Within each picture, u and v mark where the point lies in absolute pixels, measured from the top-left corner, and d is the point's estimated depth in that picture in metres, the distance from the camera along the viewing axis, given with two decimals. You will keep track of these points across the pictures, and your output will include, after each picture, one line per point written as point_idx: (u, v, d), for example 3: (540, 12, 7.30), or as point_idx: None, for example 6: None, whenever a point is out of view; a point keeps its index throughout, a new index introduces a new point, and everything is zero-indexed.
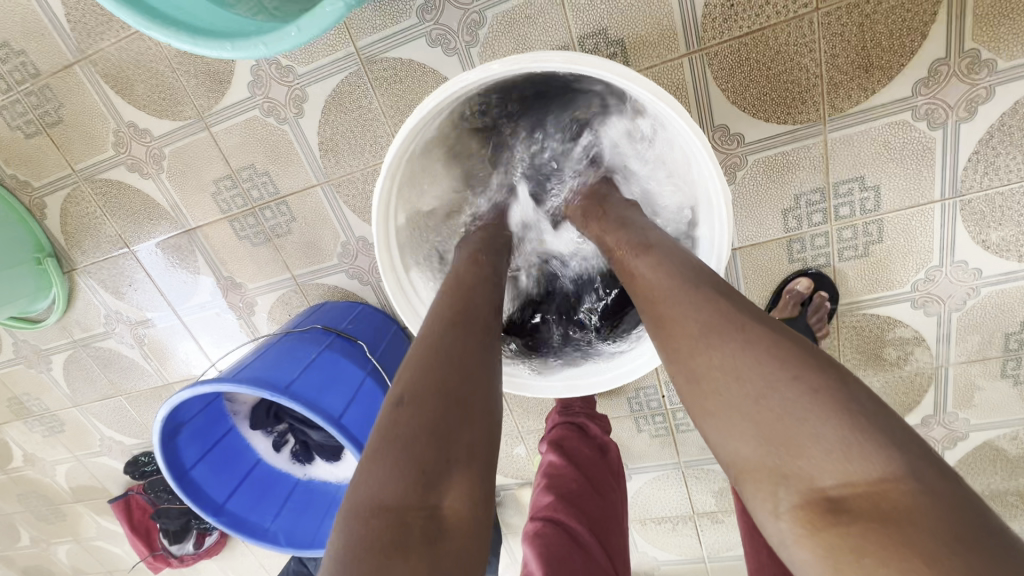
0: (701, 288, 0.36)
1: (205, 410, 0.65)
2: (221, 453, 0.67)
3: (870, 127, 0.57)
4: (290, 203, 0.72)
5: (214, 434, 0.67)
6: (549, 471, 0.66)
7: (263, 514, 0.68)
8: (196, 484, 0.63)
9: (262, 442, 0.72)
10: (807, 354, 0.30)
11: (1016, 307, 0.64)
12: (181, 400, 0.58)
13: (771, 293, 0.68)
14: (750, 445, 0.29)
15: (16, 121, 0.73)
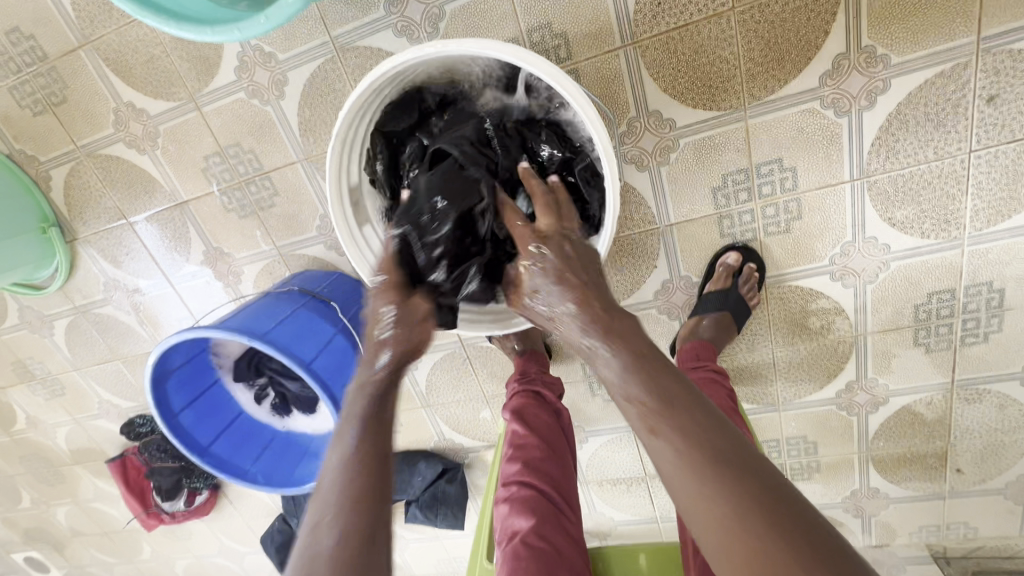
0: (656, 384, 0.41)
1: (193, 361, 0.72)
2: (207, 401, 0.75)
3: (785, 114, 0.64)
4: (273, 179, 0.79)
5: (200, 384, 0.74)
6: (514, 440, 0.72)
7: (243, 458, 0.75)
8: (184, 426, 0.71)
9: (244, 395, 0.79)
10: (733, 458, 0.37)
11: (922, 279, 0.71)
12: (170, 347, 0.65)
13: (705, 265, 0.76)
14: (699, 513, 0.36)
15: (24, 100, 0.80)
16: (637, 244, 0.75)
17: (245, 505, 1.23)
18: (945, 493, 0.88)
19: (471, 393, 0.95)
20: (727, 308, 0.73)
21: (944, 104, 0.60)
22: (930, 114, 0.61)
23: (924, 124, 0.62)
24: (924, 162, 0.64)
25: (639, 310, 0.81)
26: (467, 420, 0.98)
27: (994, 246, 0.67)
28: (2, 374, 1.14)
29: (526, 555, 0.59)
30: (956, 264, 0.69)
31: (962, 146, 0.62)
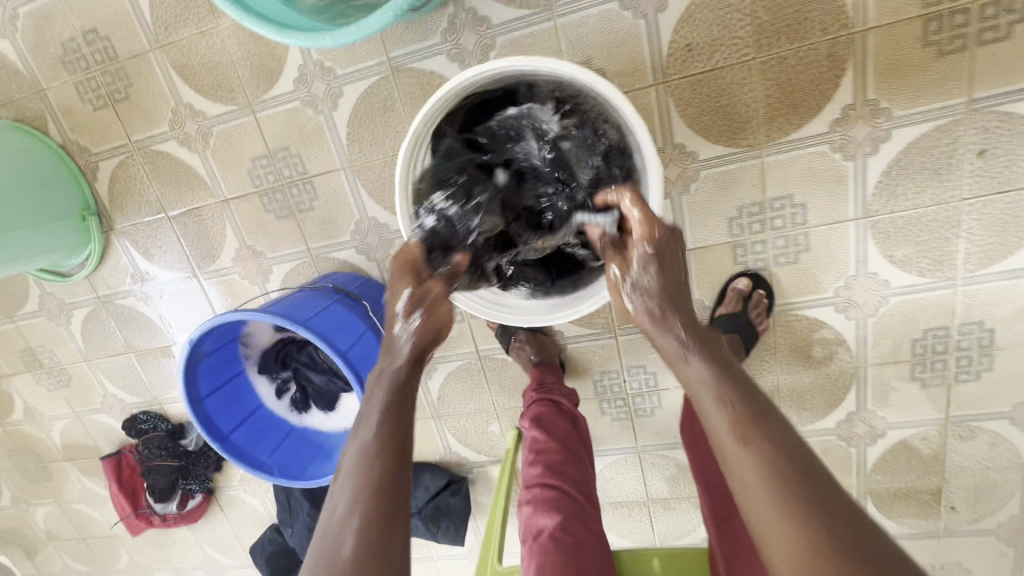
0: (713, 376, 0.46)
1: (222, 348, 0.74)
2: (230, 390, 0.76)
3: (797, 155, 0.70)
4: (315, 184, 0.84)
5: (226, 372, 0.76)
6: (534, 447, 0.73)
7: (261, 449, 0.76)
8: (207, 413, 0.72)
9: (266, 388, 0.81)
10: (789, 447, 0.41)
11: (919, 315, 0.76)
12: (208, 330, 0.67)
13: (718, 291, 0.80)
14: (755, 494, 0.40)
15: (88, 94, 0.85)
16: None
17: (237, 513, 1.20)
18: (939, 531, 0.90)
19: (481, 405, 0.97)
20: (738, 331, 0.77)
21: (939, 155, 0.67)
22: (927, 163, 0.68)
23: (921, 172, 0.69)
24: (921, 206, 0.70)
25: None
26: (475, 433, 0.99)
27: (984, 288, 0.73)
28: (9, 361, 1.13)
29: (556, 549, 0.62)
30: (950, 303, 0.75)
31: (955, 194, 0.69)
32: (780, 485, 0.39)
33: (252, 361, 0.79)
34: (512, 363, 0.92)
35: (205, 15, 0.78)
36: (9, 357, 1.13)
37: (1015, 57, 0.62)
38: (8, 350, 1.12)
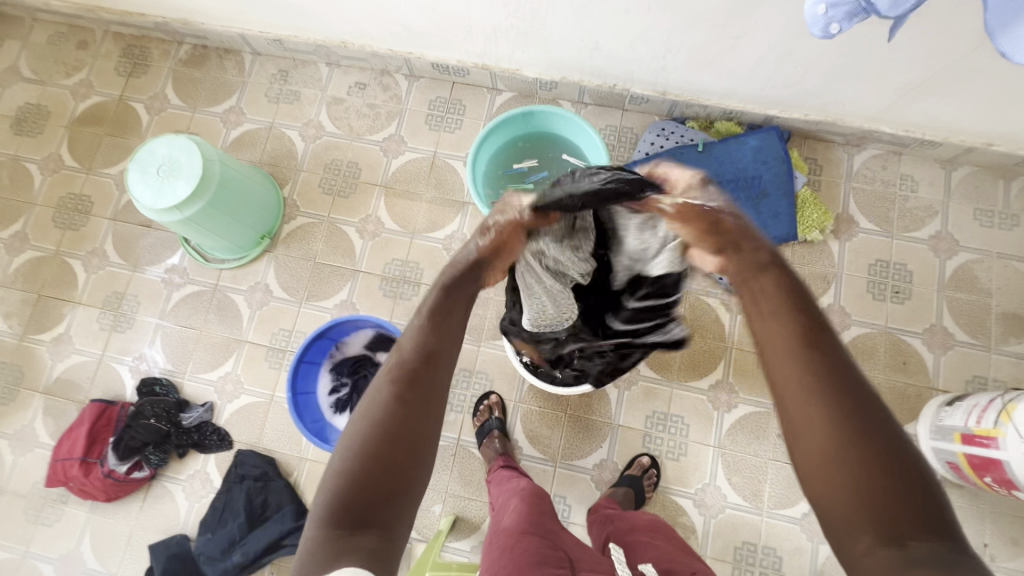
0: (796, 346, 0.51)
1: (331, 340, 1.14)
2: (309, 369, 1.14)
3: (690, 394, 1.25)
4: (421, 287, 1.34)
5: (317, 356, 1.14)
6: (507, 467, 1.08)
7: (306, 417, 1.10)
8: (297, 371, 1.10)
9: (325, 382, 1.16)
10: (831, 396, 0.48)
11: (740, 528, 1.18)
12: (345, 321, 1.09)
13: (628, 460, 1.23)
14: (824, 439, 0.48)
15: (324, 184, 1.42)
16: (598, 428, 1.25)
17: (154, 509, 1.26)
18: None
19: (436, 485, 1.24)
20: (633, 487, 1.17)
21: (759, 426, 1.22)
22: (752, 429, 1.22)
23: (749, 432, 1.22)
24: (748, 453, 1.21)
25: (579, 472, 1.24)
26: (420, 508, 1.23)
27: (778, 523, 1.18)
28: (92, 295, 1.39)
29: (521, 494, 0.93)
30: (758, 526, 1.18)
31: (766, 454, 1.21)
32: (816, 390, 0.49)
33: (331, 361, 1.17)
34: (476, 458, 1.25)
35: (419, 186, 1.40)
36: (96, 292, 1.39)
37: None
38: (101, 287, 1.39)
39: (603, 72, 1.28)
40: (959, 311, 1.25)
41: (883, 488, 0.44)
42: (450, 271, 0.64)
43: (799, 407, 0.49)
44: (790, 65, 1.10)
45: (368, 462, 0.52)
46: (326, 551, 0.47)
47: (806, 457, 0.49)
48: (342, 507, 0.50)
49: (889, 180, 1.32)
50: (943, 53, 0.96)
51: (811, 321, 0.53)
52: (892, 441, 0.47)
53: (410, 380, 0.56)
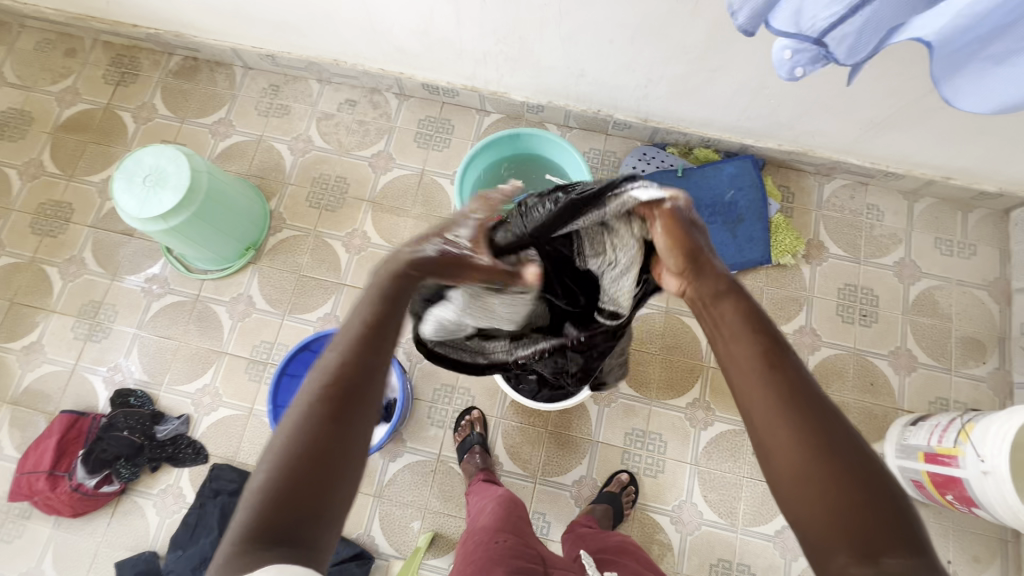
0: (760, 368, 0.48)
1: (313, 353, 1.14)
2: (290, 382, 1.13)
3: (668, 412, 1.28)
4: None
5: (299, 369, 1.14)
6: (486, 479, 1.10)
7: None
8: (278, 383, 1.10)
9: None
10: (798, 418, 0.46)
11: (715, 546, 1.20)
12: (328, 334, 1.10)
13: (607, 477, 1.25)
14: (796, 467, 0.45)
15: (311, 198, 1.43)
16: (578, 445, 1.27)
17: (122, 525, 1.22)
18: None
19: (415, 502, 1.23)
20: (612, 504, 1.18)
21: (735, 444, 1.25)
22: (727, 447, 1.25)
23: (725, 450, 1.25)
24: (724, 471, 1.24)
25: (559, 488, 1.24)
26: (398, 525, 1.22)
27: (752, 540, 1.20)
28: (68, 303, 1.36)
29: (499, 497, 0.95)
30: (733, 543, 1.20)
31: (741, 471, 1.24)
32: (782, 413, 0.46)
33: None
34: (456, 474, 1.25)
35: (406, 202, 1.42)
36: (72, 300, 1.36)
37: None
38: (77, 295, 1.37)
39: (588, 98, 1.32)
40: (922, 335, 1.31)
41: (858, 512, 0.43)
42: (394, 252, 0.54)
43: (768, 430, 0.46)
44: (764, 98, 1.16)
45: (292, 473, 0.45)
46: (240, 566, 0.41)
47: (779, 479, 0.46)
48: (262, 520, 0.43)
49: (857, 209, 1.39)
50: (903, 93, 1.03)
51: (771, 336, 0.50)
52: (860, 456, 0.45)
53: (345, 383, 0.48)
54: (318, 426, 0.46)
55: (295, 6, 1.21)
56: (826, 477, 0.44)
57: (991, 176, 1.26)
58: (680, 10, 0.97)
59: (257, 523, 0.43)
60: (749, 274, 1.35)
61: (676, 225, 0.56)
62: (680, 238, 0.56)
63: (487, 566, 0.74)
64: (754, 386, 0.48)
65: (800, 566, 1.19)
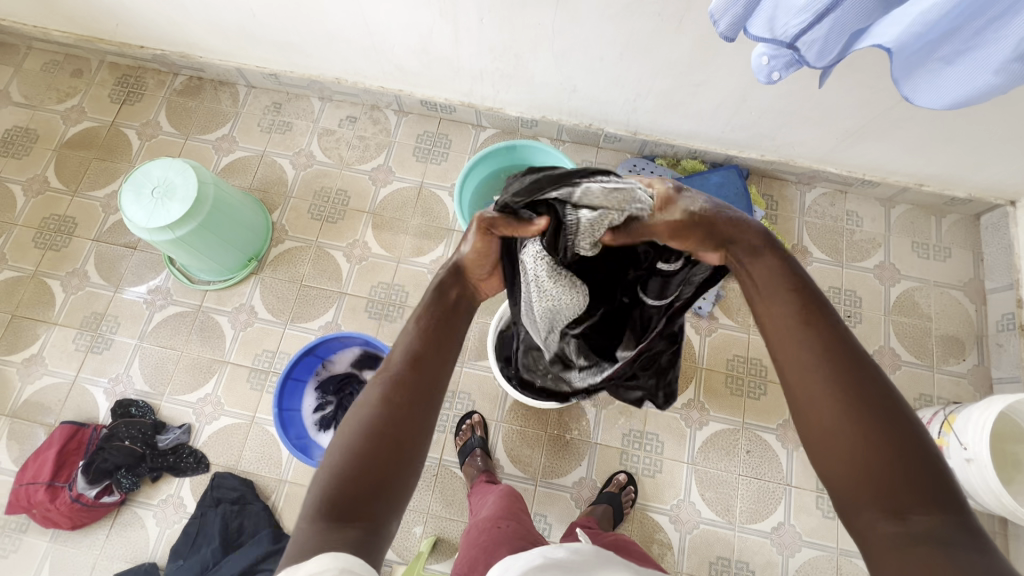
0: (801, 334, 0.52)
1: (317, 358, 1.17)
2: (294, 386, 1.15)
3: (663, 413, 1.31)
4: (406, 310, 1.38)
5: (303, 374, 1.16)
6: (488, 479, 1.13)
7: (290, 433, 1.11)
8: (284, 387, 1.12)
9: (310, 400, 1.18)
10: (837, 378, 0.50)
11: (714, 543, 1.22)
12: (333, 338, 1.13)
13: (606, 478, 1.27)
14: (834, 425, 0.48)
15: (313, 210, 1.47)
16: (577, 447, 1.29)
17: (122, 536, 1.22)
18: None
19: (417, 506, 1.24)
20: (612, 503, 1.20)
21: (730, 443, 1.29)
22: (722, 446, 1.28)
23: (720, 449, 1.28)
24: (720, 469, 1.27)
25: (560, 490, 1.26)
26: (401, 530, 1.23)
27: (749, 537, 1.22)
28: (70, 315, 1.37)
29: (500, 490, 0.98)
30: (731, 541, 1.22)
31: (736, 470, 1.27)
32: (822, 374, 0.50)
33: (317, 378, 1.19)
34: (458, 478, 1.26)
35: (406, 214, 1.46)
36: (74, 311, 1.38)
37: (763, 410, 1.31)
38: (80, 307, 1.38)
39: (580, 112, 1.39)
40: (904, 334, 1.37)
41: (890, 467, 0.46)
42: (439, 284, 0.66)
43: (804, 388, 0.51)
44: (746, 110, 1.24)
45: (358, 466, 0.52)
46: (316, 538, 0.48)
47: (811, 434, 0.50)
48: (330, 499, 0.51)
49: (837, 215, 1.45)
50: (874, 104, 1.11)
51: (813, 303, 0.54)
52: (898, 417, 0.48)
53: (399, 386, 0.57)
54: (377, 418, 0.55)
55: (300, 27, 1.27)
56: (862, 434, 0.47)
57: (961, 182, 1.33)
58: (665, 29, 1.05)
59: (329, 499, 0.51)
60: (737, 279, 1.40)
61: (684, 214, 0.58)
62: (689, 219, 0.58)
63: (492, 547, 0.77)
64: (797, 350, 0.52)
65: (797, 562, 1.21)
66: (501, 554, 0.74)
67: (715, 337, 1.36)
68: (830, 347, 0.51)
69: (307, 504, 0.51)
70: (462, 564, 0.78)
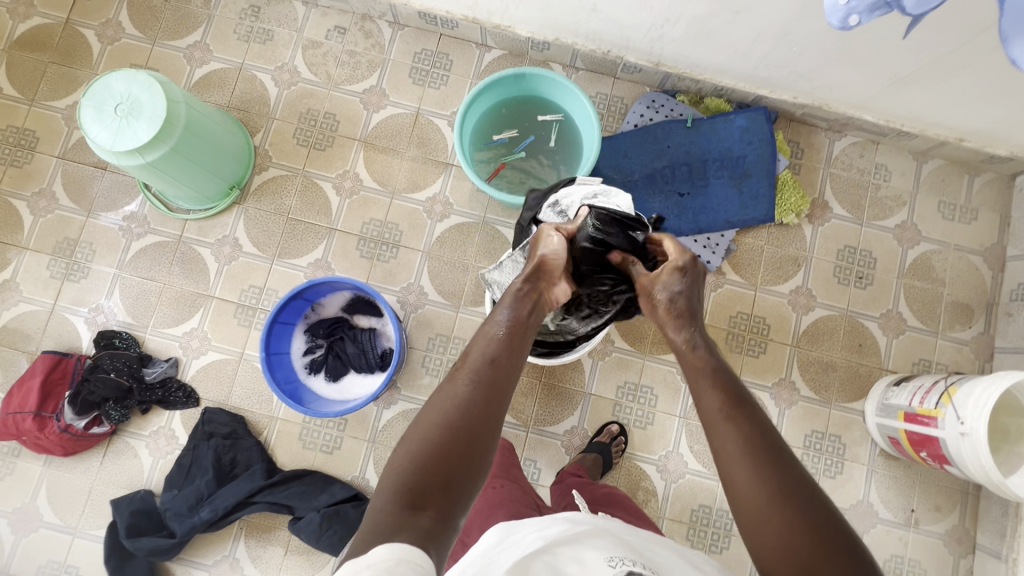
0: (732, 425, 0.62)
1: (306, 301, 1.11)
2: (282, 330, 1.10)
3: (660, 367, 1.29)
4: (400, 251, 1.31)
5: (292, 317, 1.12)
6: None
7: (280, 378, 1.08)
8: (273, 331, 1.07)
9: (300, 343, 1.14)
10: (765, 466, 0.58)
11: (698, 492, 1.26)
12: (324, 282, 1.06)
13: (597, 427, 1.28)
14: (769, 514, 0.55)
15: (299, 135, 1.34)
16: (571, 396, 1.28)
17: (116, 463, 1.23)
18: None
19: None
20: (602, 453, 1.21)
21: None
22: None
23: None
24: None
25: (551, 437, 1.27)
26: None
27: None
28: (41, 239, 1.29)
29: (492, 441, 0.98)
30: (715, 491, 1.26)
31: None
32: (751, 461, 0.58)
33: (305, 321, 1.15)
34: None
35: (401, 144, 1.34)
36: (45, 236, 1.29)
37: (760, 368, 1.30)
38: (51, 232, 1.29)
39: (598, 36, 1.23)
40: (913, 299, 1.33)
41: (816, 554, 0.52)
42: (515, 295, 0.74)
43: (732, 475, 0.59)
44: (785, 45, 1.10)
45: (439, 452, 0.55)
46: (390, 519, 0.49)
47: (746, 525, 0.57)
48: (406, 489, 0.52)
49: (865, 168, 1.35)
50: (933, 46, 0.98)
51: (734, 389, 0.66)
52: (815, 502, 0.56)
53: (485, 381, 0.62)
54: (463, 406, 0.59)
55: None
56: (789, 521, 0.54)
57: (1005, 140, 1.22)
58: None
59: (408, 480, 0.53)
60: (750, 232, 1.33)
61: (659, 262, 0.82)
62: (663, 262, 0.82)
63: (487, 511, 0.77)
64: (730, 440, 0.61)
65: None
66: (496, 519, 0.74)
67: (720, 293, 1.32)
68: (756, 434, 0.61)
69: (385, 489, 0.53)
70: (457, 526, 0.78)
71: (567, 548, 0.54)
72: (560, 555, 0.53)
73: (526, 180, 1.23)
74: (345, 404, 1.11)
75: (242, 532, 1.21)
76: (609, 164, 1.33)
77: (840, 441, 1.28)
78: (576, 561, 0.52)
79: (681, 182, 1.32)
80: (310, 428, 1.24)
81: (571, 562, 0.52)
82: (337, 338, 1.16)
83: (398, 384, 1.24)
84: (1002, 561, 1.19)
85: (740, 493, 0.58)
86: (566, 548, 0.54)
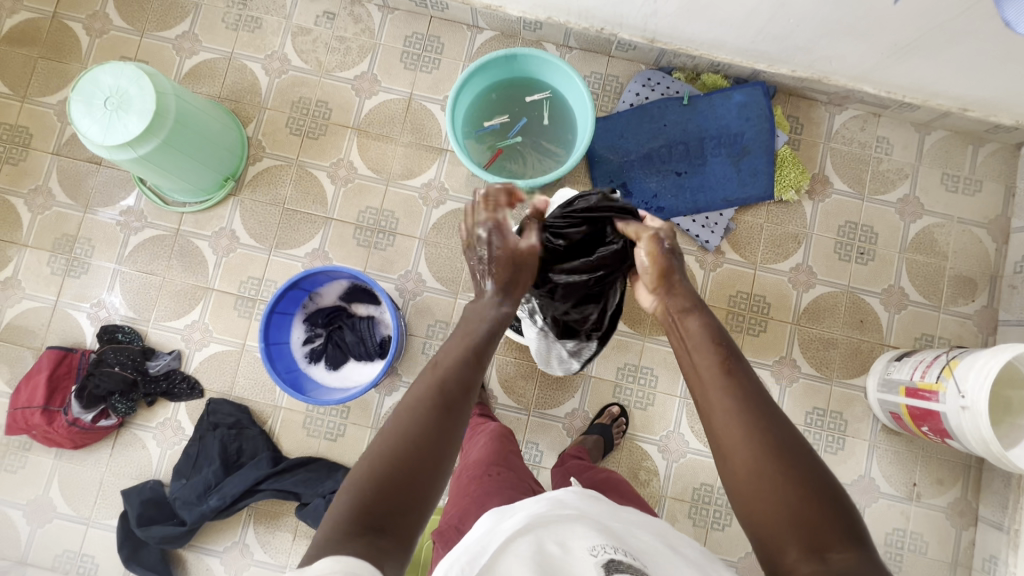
0: (727, 385, 0.63)
1: (304, 291, 1.12)
2: (280, 320, 1.11)
3: (660, 348, 1.29)
4: (396, 238, 1.31)
5: (291, 308, 1.12)
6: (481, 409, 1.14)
7: (280, 368, 1.09)
8: (272, 322, 1.08)
9: (300, 334, 1.15)
10: (757, 423, 0.60)
11: (700, 471, 1.27)
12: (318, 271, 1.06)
13: (598, 409, 1.28)
14: (760, 470, 0.57)
15: (291, 125, 1.33)
16: (572, 379, 1.29)
17: (125, 455, 1.25)
18: None
19: None
20: (602, 435, 1.22)
21: None
22: None
23: None
24: None
25: (552, 419, 1.28)
26: None
27: None
28: (40, 237, 1.30)
29: (490, 427, 0.99)
30: (716, 469, 1.27)
31: None
32: (744, 417, 0.60)
33: (304, 311, 1.15)
34: None
35: (394, 130, 1.33)
36: (45, 233, 1.30)
37: (760, 346, 1.30)
38: (50, 229, 1.30)
39: (591, 14, 1.21)
40: (915, 274, 1.31)
41: (803, 507, 0.54)
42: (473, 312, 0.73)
43: (724, 430, 0.61)
44: (781, 18, 1.07)
45: (388, 470, 0.55)
46: (345, 542, 0.49)
47: (736, 482, 0.58)
48: (364, 510, 0.52)
49: (866, 141, 1.33)
50: (934, 14, 0.96)
51: (728, 350, 0.67)
52: (803, 456, 0.58)
53: (437, 389, 0.62)
54: (416, 422, 0.59)
55: None
56: (777, 475, 0.56)
57: (1009, 108, 1.20)
58: None
59: (361, 499, 0.53)
60: (749, 210, 1.32)
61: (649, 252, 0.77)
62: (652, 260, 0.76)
63: (483, 498, 0.78)
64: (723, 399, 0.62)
65: None
66: (490, 506, 0.75)
67: (719, 273, 1.31)
68: (752, 395, 0.62)
69: (337, 513, 0.53)
70: (453, 512, 0.79)
71: (552, 529, 0.56)
72: (547, 538, 0.54)
73: (523, 166, 1.22)
74: (346, 391, 1.12)
75: (251, 519, 1.23)
76: (604, 145, 1.31)
77: (841, 418, 1.28)
78: (558, 542, 0.54)
79: (679, 160, 1.31)
80: (313, 417, 1.26)
81: (554, 544, 0.53)
82: (335, 327, 1.17)
83: (398, 370, 1.25)
84: (1003, 532, 1.19)
85: (731, 452, 0.59)
86: (549, 530, 0.55)
